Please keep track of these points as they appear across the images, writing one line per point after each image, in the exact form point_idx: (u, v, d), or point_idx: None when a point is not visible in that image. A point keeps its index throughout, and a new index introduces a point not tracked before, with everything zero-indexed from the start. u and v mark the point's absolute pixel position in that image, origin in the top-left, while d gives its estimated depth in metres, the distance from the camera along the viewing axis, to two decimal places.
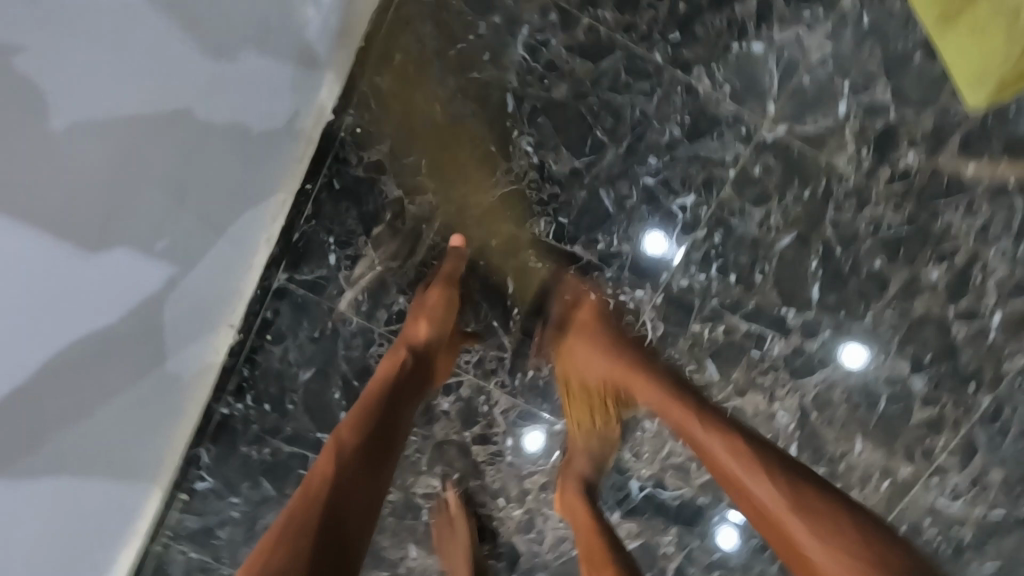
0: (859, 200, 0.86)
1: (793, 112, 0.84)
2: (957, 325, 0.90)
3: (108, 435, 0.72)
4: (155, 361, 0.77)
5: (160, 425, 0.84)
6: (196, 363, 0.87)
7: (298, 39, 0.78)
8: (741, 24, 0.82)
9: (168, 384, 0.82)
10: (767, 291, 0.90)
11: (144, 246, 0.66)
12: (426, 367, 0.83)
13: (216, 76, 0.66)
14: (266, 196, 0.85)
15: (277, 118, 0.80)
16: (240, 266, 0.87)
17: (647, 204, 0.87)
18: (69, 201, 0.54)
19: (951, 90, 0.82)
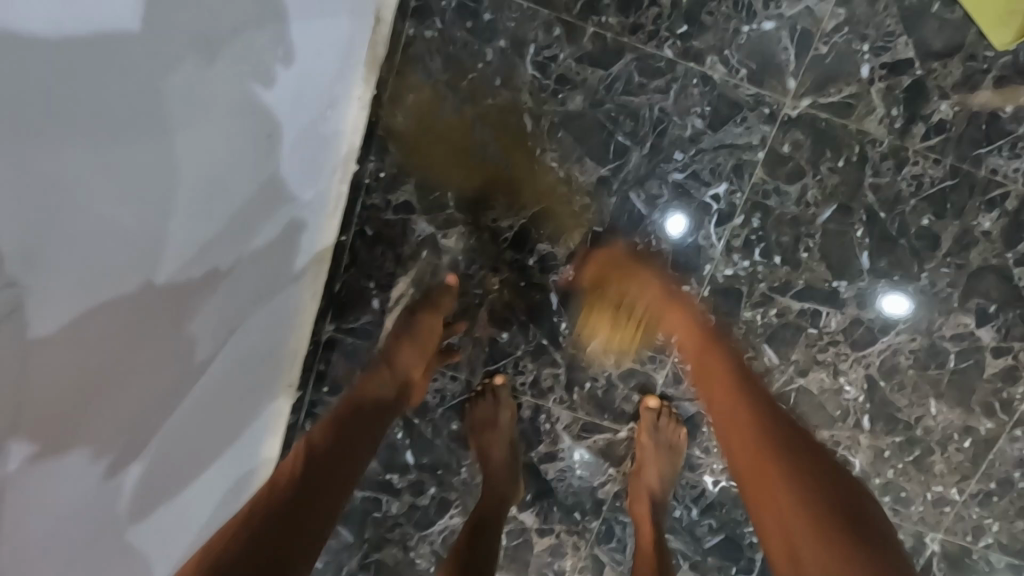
0: (896, 161, 0.84)
1: (815, 84, 0.82)
2: (1018, 270, 0.87)
3: (198, 490, 0.77)
4: (194, 435, 0.73)
5: (215, 499, 0.81)
6: (247, 428, 0.86)
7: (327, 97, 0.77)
8: (748, 5, 0.81)
9: (218, 456, 0.80)
10: (815, 267, 0.88)
11: (160, 326, 0.59)
12: (397, 373, 0.81)
13: (220, 132, 0.59)
14: (296, 259, 0.83)
15: (316, 177, 0.81)
16: (280, 332, 0.86)
17: (673, 206, 0.86)
18: (53, 292, 0.45)
19: (977, 34, 0.80)
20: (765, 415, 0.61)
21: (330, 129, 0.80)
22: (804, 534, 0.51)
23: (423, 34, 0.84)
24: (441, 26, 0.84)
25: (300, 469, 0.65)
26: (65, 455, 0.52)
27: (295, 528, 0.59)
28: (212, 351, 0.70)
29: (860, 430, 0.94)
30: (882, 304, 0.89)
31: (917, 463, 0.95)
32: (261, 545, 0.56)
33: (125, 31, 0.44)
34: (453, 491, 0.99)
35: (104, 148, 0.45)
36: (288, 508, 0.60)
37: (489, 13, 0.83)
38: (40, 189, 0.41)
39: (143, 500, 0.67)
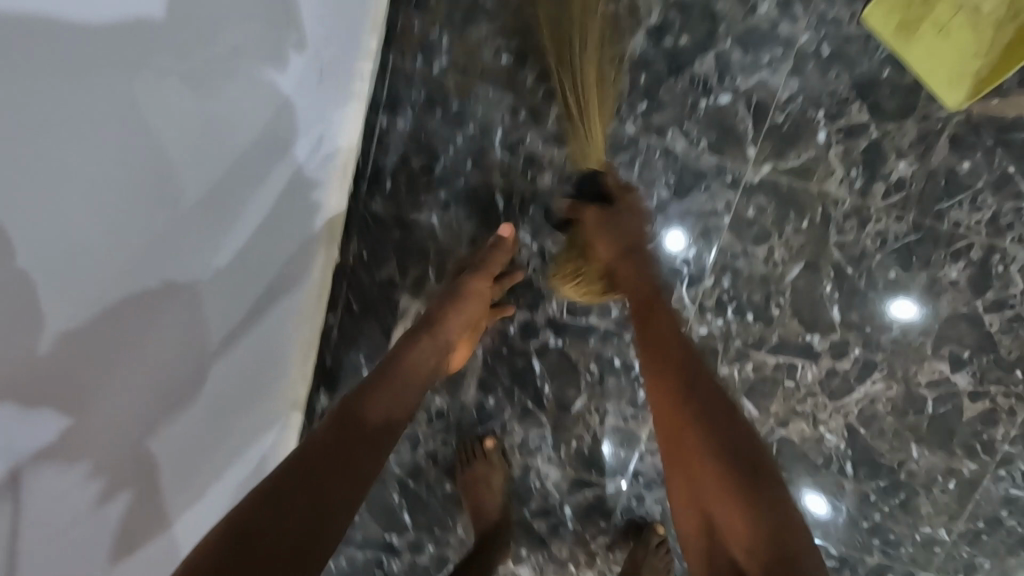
0: (859, 219, 0.86)
1: (774, 151, 0.85)
2: (988, 316, 0.89)
3: (188, 472, 0.75)
4: (197, 419, 0.73)
5: (207, 491, 0.80)
6: (249, 419, 0.86)
7: (336, 99, 0.82)
8: (704, 81, 0.83)
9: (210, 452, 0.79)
10: (788, 322, 0.91)
11: (170, 305, 0.62)
12: (430, 350, 0.78)
13: (222, 120, 0.61)
14: (299, 253, 0.85)
15: (325, 171, 0.85)
16: (281, 326, 0.87)
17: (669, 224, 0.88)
18: (59, 252, 0.47)
19: (927, 96, 0.82)
20: (687, 395, 0.69)
21: (330, 127, 0.83)
22: (731, 536, 0.62)
23: (395, 126, 0.88)
24: (412, 115, 0.88)
25: (331, 444, 0.65)
26: (64, 418, 0.54)
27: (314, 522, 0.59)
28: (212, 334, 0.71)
29: (843, 476, 0.96)
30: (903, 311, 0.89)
31: (903, 506, 0.96)
32: (285, 501, 0.59)
33: (145, 22, 0.48)
34: (451, 547, 1.02)
35: (112, 145, 0.49)
36: (316, 476, 0.62)
37: (457, 101, 0.87)
38: (61, 145, 0.45)
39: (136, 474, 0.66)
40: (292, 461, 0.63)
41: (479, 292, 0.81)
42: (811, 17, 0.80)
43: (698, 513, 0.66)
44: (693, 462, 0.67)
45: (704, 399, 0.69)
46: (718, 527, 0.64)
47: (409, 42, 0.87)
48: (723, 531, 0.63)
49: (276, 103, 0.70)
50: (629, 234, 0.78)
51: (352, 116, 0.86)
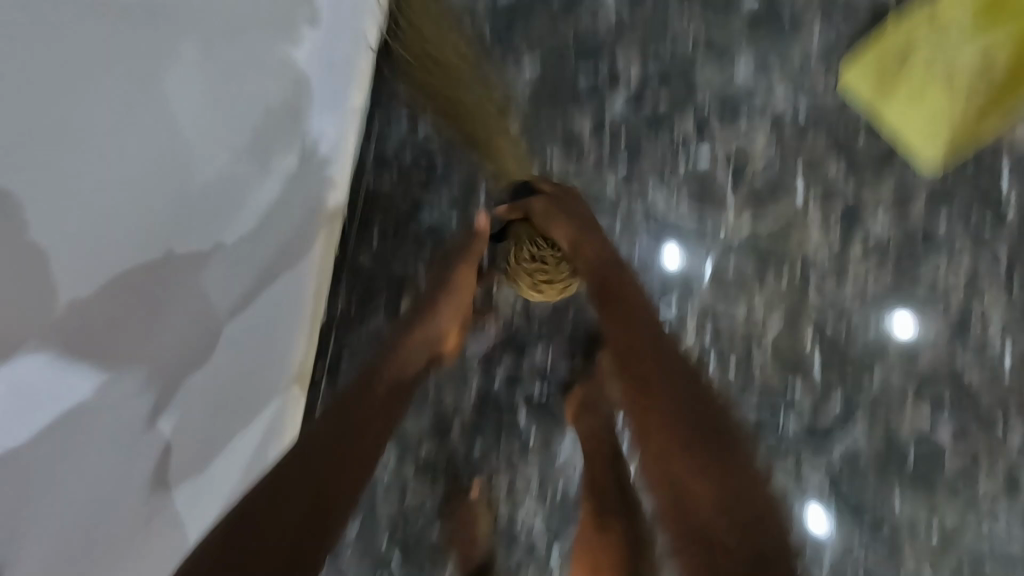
0: (838, 276, 0.87)
1: (753, 210, 0.86)
2: (969, 372, 0.88)
3: (199, 464, 0.68)
4: (126, 416, 0.55)
5: (224, 493, 0.72)
6: (259, 413, 0.79)
7: (340, 77, 0.82)
8: (683, 143, 0.85)
9: (141, 470, 0.59)
10: (770, 376, 0.90)
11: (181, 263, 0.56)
12: (416, 345, 0.77)
13: (236, 75, 0.58)
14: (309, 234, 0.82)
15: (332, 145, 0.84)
16: (303, 302, 0.85)
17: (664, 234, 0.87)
18: (88, 218, 0.45)
19: (903, 158, 0.83)
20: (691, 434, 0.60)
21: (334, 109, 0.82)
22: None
23: (384, 185, 0.91)
24: (401, 171, 0.91)
25: (315, 438, 0.62)
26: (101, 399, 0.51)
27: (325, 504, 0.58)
28: (222, 308, 0.66)
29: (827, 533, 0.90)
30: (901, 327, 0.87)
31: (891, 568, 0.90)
32: (245, 524, 0.54)
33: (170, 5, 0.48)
34: None
35: (125, 116, 0.46)
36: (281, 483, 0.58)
37: (442, 161, 0.90)
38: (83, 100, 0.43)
39: (146, 455, 0.59)
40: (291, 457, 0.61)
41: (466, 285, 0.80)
42: (787, 81, 0.82)
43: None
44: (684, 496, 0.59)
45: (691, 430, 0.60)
46: None
47: (396, 108, 0.91)
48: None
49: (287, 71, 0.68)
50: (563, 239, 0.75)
51: (354, 110, 0.87)
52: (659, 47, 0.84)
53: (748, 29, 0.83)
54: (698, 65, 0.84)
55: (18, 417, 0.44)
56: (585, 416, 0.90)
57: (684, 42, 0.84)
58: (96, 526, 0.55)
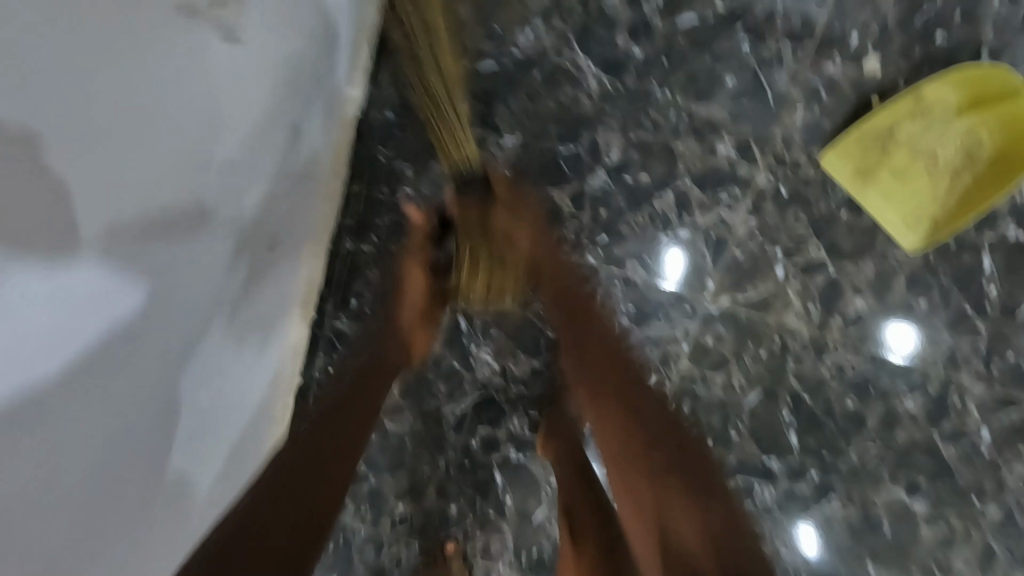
0: (817, 350, 0.87)
1: (733, 284, 0.85)
2: (945, 446, 0.89)
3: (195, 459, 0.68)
4: (122, 394, 0.52)
5: (211, 456, 0.69)
6: (243, 405, 0.75)
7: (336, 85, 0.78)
8: (663, 217, 0.84)
9: (138, 425, 0.55)
10: (746, 446, 0.91)
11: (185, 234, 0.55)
12: (392, 343, 0.78)
13: (249, 41, 0.57)
14: (293, 215, 0.77)
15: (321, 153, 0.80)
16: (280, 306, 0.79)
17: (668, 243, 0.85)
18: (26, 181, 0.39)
19: (885, 237, 0.82)
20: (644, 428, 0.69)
21: (306, 90, 0.71)
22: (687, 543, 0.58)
23: (362, 248, 0.88)
24: (379, 240, 0.87)
25: (318, 436, 0.66)
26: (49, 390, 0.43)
27: (312, 494, 0.61)
28: (223, 262, 0.63)
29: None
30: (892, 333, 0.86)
31: None
32: (250, 497, 0.59)
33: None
34: None
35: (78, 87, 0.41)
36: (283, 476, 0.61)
37: None
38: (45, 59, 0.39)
39: (140, 420, 0.55)
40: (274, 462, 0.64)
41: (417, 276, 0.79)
42: (769, 158, 0.81)
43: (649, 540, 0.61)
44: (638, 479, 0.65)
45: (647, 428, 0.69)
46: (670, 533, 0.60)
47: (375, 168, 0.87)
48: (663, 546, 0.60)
49: (296, 56, 0.66)
50: (498, 222, 0.78)
51: (344, 111, 0.82)
52: (638, 123, 0.81)
53: (731, 105, 0.79)
54: (679, 140, 0.81)
55: (44, 347, 0.42)
56: (551, 442, 0.88)
57: (665, 116, 0.80)
58: (112, 498, 0.53)
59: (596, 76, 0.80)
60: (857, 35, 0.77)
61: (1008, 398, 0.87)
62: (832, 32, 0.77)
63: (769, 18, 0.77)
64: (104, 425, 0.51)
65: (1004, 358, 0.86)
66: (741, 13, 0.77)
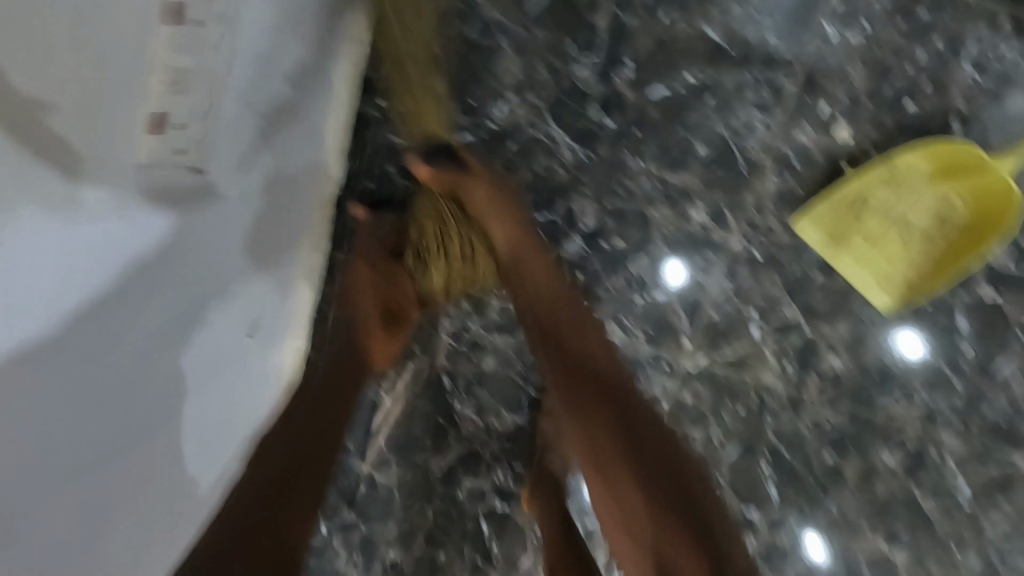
0: (794, 408, 0.89)
1: (710, 344, 0.87)
2: (926, 500, 0.90)
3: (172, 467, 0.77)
4: (69, 415, 0.64)
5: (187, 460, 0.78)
6: (230, 413, 0.81)
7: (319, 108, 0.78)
8: (640, 281, 0.85)
9: (125, 429, 0.71)
10: (726, 498, 0.93)
11: (129, 295, 0.67)
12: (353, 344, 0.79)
13: (230, 90, 0.69)
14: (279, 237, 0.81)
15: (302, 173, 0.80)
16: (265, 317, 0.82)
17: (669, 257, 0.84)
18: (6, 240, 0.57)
19: (859, 299, 0.83)
20: (627, 424, 0.70)
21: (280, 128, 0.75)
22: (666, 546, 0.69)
23: None
24: None
25: (308, 416, 0.77)
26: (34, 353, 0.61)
27: (313, 452, 0.76)
28: (201, 283, 0.74)
29: None
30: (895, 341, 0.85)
31: None
32: (257, 510, 0.71)
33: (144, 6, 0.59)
34: None
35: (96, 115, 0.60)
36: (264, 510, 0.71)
37: None
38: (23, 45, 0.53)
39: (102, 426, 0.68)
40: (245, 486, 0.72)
41: (383, 271, 0.79)
42: (742, 224, 0.82)
43: (632, 533, 0.70)
44: (618, 479, 0.69)
45: (627, 416, 0.70)
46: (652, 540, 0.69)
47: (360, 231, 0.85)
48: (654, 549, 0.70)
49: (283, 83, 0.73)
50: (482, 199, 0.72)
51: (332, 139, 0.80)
52: (611, 192, 0.82)
53: (703, 174, 0.81)
54: (653, 208, 0.82)
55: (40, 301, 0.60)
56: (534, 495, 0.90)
57: (638, 185, 0.82)
58: (133, 442, 0.72)
59: (568, 147, 0.81)
60: (826, 105, 0.77)
61: (987, 454, 0.87)
62: (802, 103, 0.78)
63: (739, 90, 0.78)
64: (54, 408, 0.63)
65: (983, 416, 0.86)
66: (711, 86, 0.78)
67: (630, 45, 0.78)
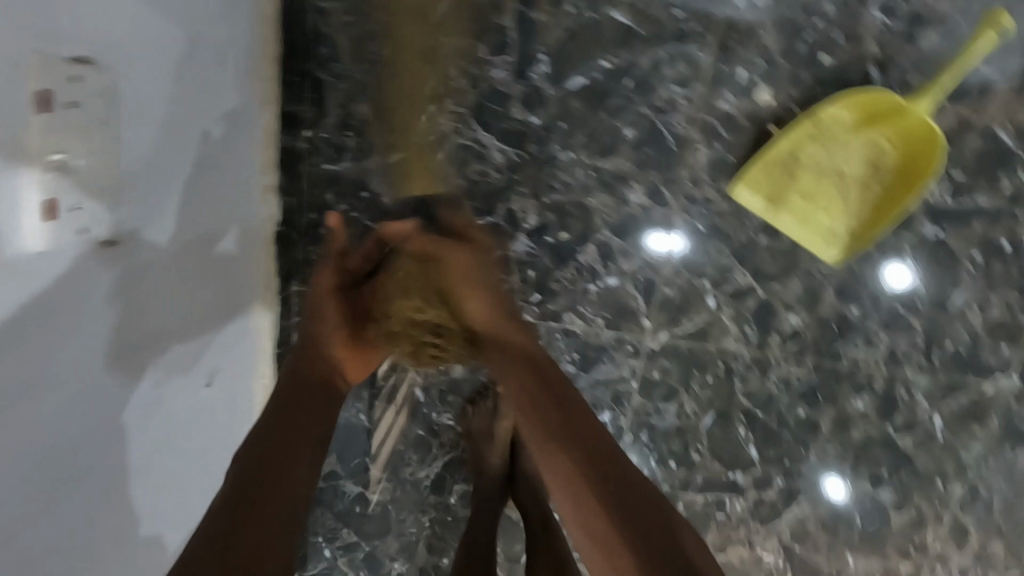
0: (761, 368, 0.90)
1: (669, 319, 0.88)
2: (901, 438, 0.92)
3: (152, 470, 0.66)
4: (55, 451, 0.52)
5: (186, 441, 0.72)
6: (195, 402, 0.72)
7: (230, 56, 0.71)
8: (590, 269, 0.86)
9: (89, 443, 0.56)
10: (709, 464, 0.95)
11: (106, 282, 0.55)
12: (320, 357, 0.71)
13: (136, 63, 0.55)
14: (229, 258, 0.77)
15: (234, 130, 0.73)
16: (229, 284, 0.77)
17: (625, 220, 0.84)
18: None
19: (806, 255, 0.84)
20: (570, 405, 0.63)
21: (212, 123, 0.68)
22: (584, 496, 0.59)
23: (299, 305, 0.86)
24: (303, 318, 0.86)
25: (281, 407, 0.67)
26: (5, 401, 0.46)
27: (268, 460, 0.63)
28: (134, 295, 0.59)
29: None
30: (887, 257, 0.85)
31: None
32: (255, 462, 0.62)
33: None
34: None
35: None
36: (260, 477, 0.61)
37: None
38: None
39: (78, 461, 0.55)
40: (261, 428, 0.66)
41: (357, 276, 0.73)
42: (681, 199, 0.83)
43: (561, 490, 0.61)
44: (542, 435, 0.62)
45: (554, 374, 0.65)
46: (577, 498, 0.59)
47: (293, 245, 0.84)
48: (576, 504, 0.59)
49: (200, 40, 0.64)
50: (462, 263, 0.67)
51: (259, 101, 0.78)
52: (549, 186, 0.83)
53: (634, 155, 0.81)
54: (591, 196, 0.83)
55: None
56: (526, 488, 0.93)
57: (573, 175, 0.82)
58: (81, 469, 0.56)
59: (499, 149, 0.82)
60: (744, 70, 0.78)
61: (954, 384, 0.89)
62: (719, 72, 0.78)
63: (655, 68, 0.78)
64: (35, 457, 0.50)
65: (943, 348, 0.88)
66: (627, 68, 0.78)
67: (542, 41, 0.78)
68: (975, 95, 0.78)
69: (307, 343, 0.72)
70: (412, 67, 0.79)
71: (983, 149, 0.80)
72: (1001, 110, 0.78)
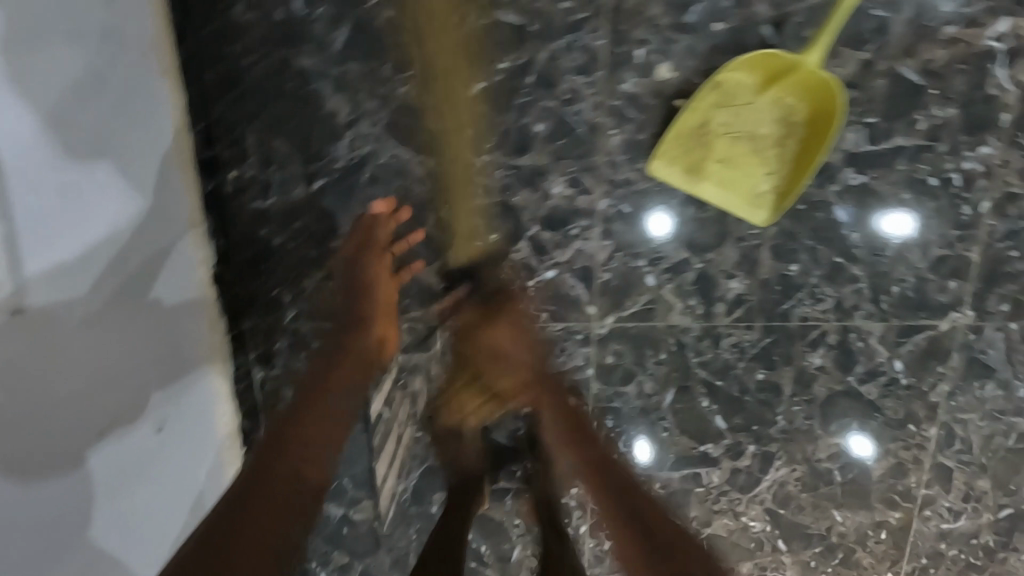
0: (712, 338, 0.90)
1: (612, 303, 0.89)
2: (864, 388, 0.92)
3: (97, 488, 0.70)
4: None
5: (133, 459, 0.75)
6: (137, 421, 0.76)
7: (131, 88, 0.73)
8: (527, 266, 0.88)
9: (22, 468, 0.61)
10: (679, 440, 0.95)
11: (18, 340, 0.60)
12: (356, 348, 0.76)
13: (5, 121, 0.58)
14: (161, 289, 0.79)
15: (148, 157, 0.76)
16: (164, 305, 0.80)
17: (551, 213, 0.85)
18: None
19: (735, 220, 0.85)
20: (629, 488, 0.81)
21: (117, 155, 0.71)
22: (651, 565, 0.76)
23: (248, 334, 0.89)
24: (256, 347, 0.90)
25: (289, 428, 0.70)
26: None
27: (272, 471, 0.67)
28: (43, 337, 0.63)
29: (779, 551, 1.01)
30: (818, 212, 0.85)
31: (845, 562, 1.01)
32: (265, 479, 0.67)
33: None
34: None
35: None
36: (249, 499, 0.66)
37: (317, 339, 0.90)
38: None
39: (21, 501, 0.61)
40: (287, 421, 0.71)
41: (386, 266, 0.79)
42: (602, 184, 0.84)
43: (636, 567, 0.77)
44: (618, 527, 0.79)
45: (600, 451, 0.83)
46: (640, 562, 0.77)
47: (235, 280, 0.87)
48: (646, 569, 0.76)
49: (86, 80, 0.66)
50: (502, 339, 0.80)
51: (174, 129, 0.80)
52: None
53: (548, 148, 0.83)
54: (513, 195, 0.85)
55: None
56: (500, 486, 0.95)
57: (493, 176, 0.84)
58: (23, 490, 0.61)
59: (418, 162, 0.84)
60: (640, 50, 0.79)
61: (907, 327, 0.89)
62: (616, 55, 0.79)
63: (553, 61, 0.80)
64: None
65: (890, 293, 0.87)
66: (526, 66, 0.80)
67: None
68: (873, 39, 0.78)
69: (342, 326, 0.77)
70: (319, 97, 0.81)
71: (891, 90, 0.80)
72: (902, 49, 0.78)
